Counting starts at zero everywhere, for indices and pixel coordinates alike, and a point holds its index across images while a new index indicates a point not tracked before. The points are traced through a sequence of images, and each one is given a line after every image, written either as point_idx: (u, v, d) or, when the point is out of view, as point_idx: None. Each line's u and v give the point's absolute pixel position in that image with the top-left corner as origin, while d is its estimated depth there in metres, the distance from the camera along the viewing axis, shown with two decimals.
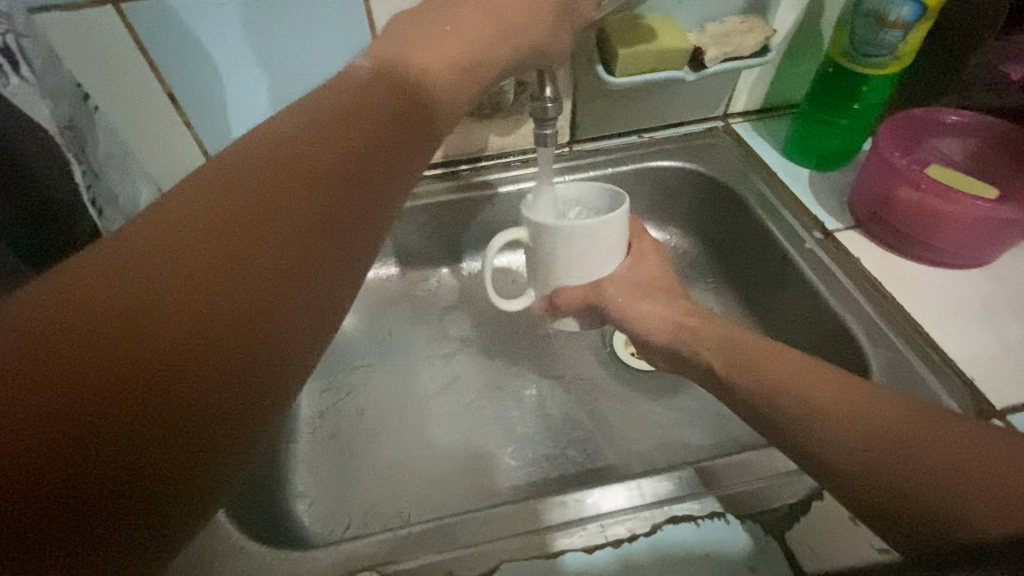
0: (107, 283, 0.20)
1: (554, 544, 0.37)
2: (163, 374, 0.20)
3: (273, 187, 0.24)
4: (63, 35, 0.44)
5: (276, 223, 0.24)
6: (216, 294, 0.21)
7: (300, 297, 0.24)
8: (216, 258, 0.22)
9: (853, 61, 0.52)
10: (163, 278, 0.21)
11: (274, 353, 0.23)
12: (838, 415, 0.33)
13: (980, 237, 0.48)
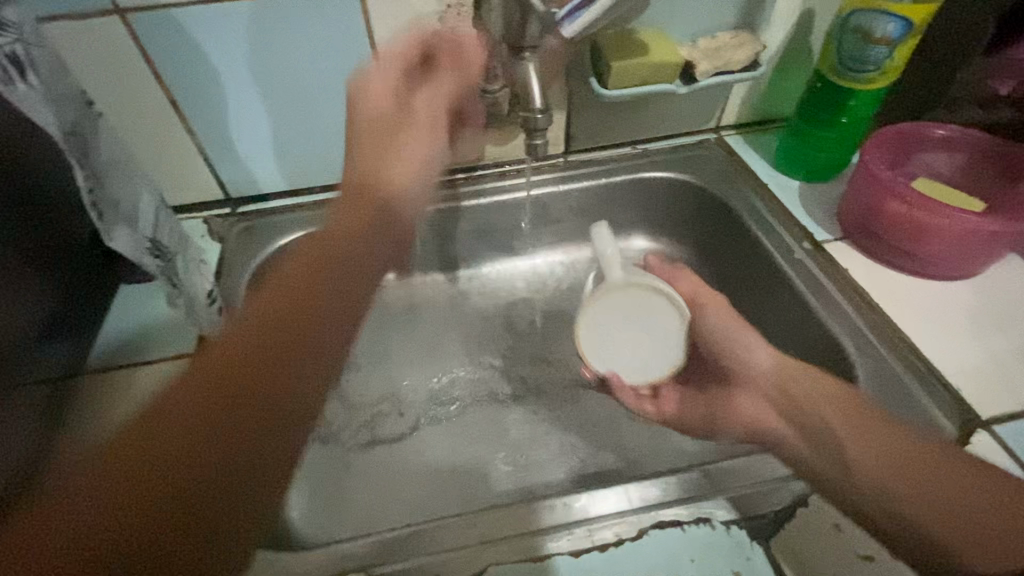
0: (170, 423, 0.29)
1: (542, 547, 0.37)
2: (225, 480, 0.28)
3: (292, 320, 0.33)
4: (70, 44, 0.46)
5: (278, 361, 0.32)
6: (223, 432, 0.29)
7: (274, 421, 0.30)
8: (229, 405, 0.30)
9: (842, 75, 0.53)
10: (207, 416, 0.29)
11: (241, 481, 0.29)
12: (860, 446, 0.37)
13: (967, 249, 0.49)
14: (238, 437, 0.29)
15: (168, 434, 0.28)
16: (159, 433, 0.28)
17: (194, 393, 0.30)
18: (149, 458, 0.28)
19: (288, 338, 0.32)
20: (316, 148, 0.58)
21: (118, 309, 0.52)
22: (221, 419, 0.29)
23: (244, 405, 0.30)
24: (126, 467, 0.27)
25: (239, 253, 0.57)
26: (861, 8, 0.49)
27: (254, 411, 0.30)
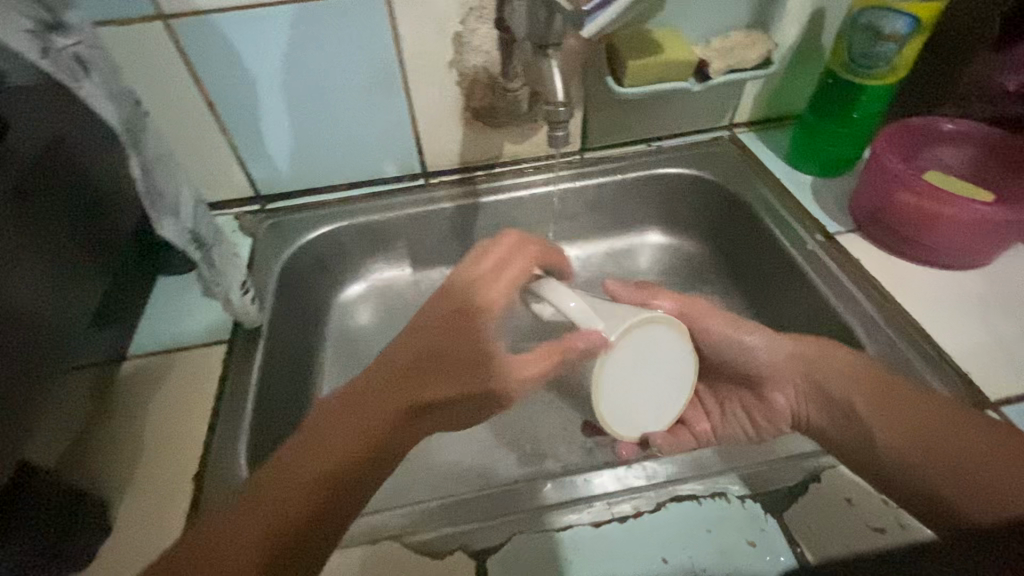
0: (209, 555, 0.32)
1: (562, 519, 0.39)
2: None
3: (324, 475, 0.35)
4: (118, 47, 0.49)
5: (363, 471, 0.36)
6: (269, 559, 0.32)
7: (356, 497, 0.36)
8: (271, 531, 0.33)
9: (853, 72, 0.54)
10: (231, 563, 0.31)
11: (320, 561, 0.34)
12: (890, 422, 0.39)
13: (978, 239, 0.50)
14: (397, 450, 0.39)
15: (286, 478, 0.34)
16: (300, 459, 0.35)
17: (385, 422, 0.38)
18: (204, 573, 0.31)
19: (427, 392, 0.39)
20: (342, 147, 0.60)
21: (157, 299, 0.55)
22: (332, 468, 0.35)
23: (397, 418, 0.38)
24: (283, 488, 0.34)
25: (269, 246, 0.59)
26: (872, 7, 0.50)
27: (394, 447, 0.38)
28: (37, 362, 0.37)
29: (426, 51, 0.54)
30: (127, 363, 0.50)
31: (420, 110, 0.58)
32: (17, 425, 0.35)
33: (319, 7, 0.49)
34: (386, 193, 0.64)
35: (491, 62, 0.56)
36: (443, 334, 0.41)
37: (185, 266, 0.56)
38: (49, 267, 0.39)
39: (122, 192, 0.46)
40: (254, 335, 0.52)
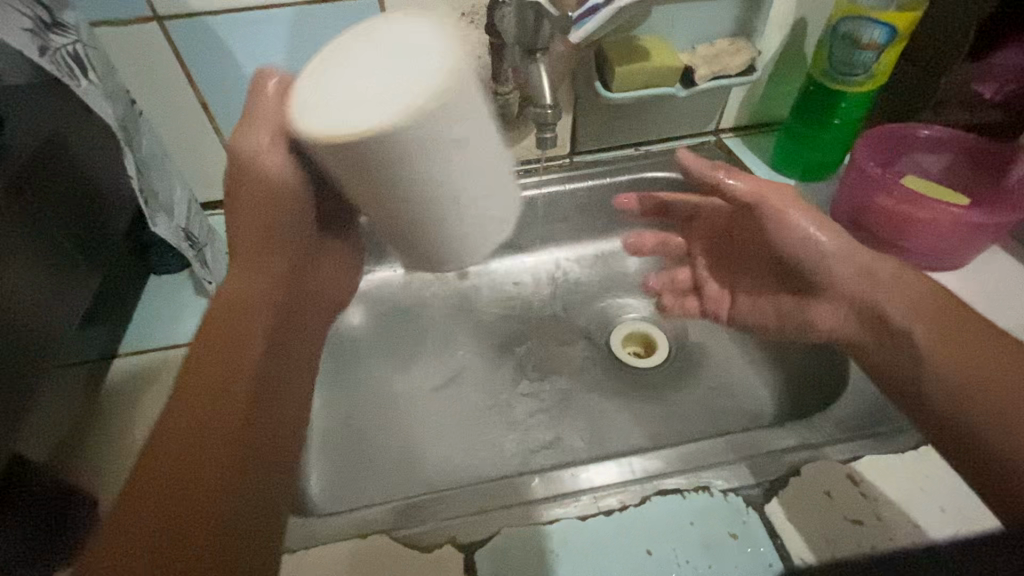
0: (157, 456, 0.32)
1: (550, 512, 0.40)
2: (203, 465, 0.32)
3: (223, 339, 0.38)
4: (113, 46, 0.49)
5: (251, 323, 0.39)
6: (206, 415, 0.34)
7: (265, 353, 0.39)
8: (201, 403, 0.34)
9: (833, 79, 0.56)
10: (178, 444, 0.33)
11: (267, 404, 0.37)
12: (945, 370, 0.39)
13: (953, 241, 0.52)
14: (276, 323, 0.42)
15: (217, 360, 0.36)
16: (224, 326, 0.38)
17: (259, 291, 0.41)
18: (150, 475, 0.31)
19: (275, 271, 0.43)
20: None
21: (149, 297, 0.55)
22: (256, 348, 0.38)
23: (265, 287, 0.42)
24: (218, 349, 0.37)
25: None
26: (850, 16, 0.52)
27: (270, 317, 0.41)
28: (29, 359, 0.37)
29: None
30: (118, 361, 0.50)
31: None
32: (6, 421, 0.35)
33: (315, 10, 0.50)
34: None
35: (483, 66, 0.57)
36: (252, 197, 0.41)
37: (177, 265, 0.56)
38: (43, 265, 0.39)
39: (116, 191, 0.47)
40: None
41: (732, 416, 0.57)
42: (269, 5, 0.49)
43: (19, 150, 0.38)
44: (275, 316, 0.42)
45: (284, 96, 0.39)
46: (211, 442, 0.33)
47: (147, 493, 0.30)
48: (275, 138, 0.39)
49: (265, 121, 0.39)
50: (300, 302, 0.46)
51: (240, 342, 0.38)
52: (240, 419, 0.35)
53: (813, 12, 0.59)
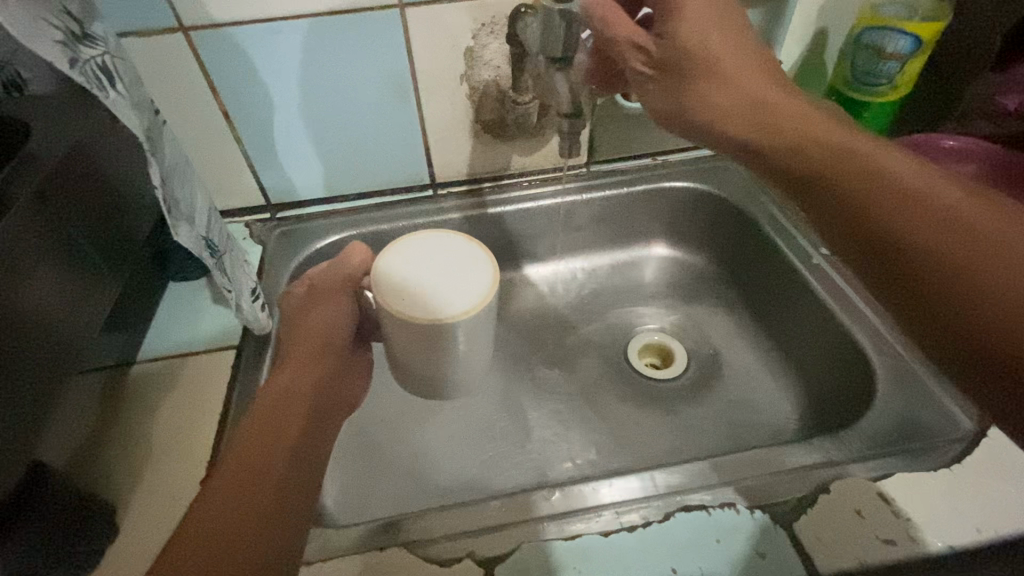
0: (213, 496, 0.33)
1: (572, 528, 0.39)
2: (240, 508, 0.33)
3: (282, 402, 0.40)
4: (141, 56, 0.50)
5: (303, 396, 0.41)
6: (258, 467, 0.35)
7: (307, 420, 0.40)
8: (253, 455, 0.36)
9: (856, 88, 0.55)
10: (231, 486, 0.34)
11: (303, 461, 0.38)
12: (791, 147, 0.37)
13: None
14: (314, 425, 0.41)
15: (268, 432, 0.37)
16: (277, 407, 0.39)
17: (297, 388, 0.41)
18: (203, 507, 0.33)
19: (316, 368, 0.43)
20: (354, 157, 0.61)
21: (167, 305, 0.55)
22: (296, 435, 0.38)
23: (304, 383, 0.42)
24: (276, 411, 0.39)
25: (280, 255, 0.60)
26: (874, 26, 0.51)
27: (326, 391, 0.43)
28: (52, 366, 0.37)
29: (438, 65, 0.55)
30: (137, 368, 0.50)
31: (431, 122, 0.60)
32: (27, 428, 0.35)
33: (338, 22, 0.51)
34: (397, 204, 0.65)
35: (502, 76, 0.57)
36: (327, 305, 0.44)
37: (196, 272, 0.57)
38: (65, 275, 0.39)
39: (137, 199, 0.47)
40: (263, 342, 0.52)
41: (755, 430, 0.56)
42: (293, 15, 0.50)
43: (45, 159, 0.39)
44: (312, 410, 0.41)
45: (312, 295, 0.45)
46: (261, 480, 0.34)
47: (203, 526, 0.31)
48: (341, 287, 0.44)
49: (332, 280, 0.44)
50: (336, 412, 0.44)
51: (279, 425, 0.38)
52: (284, 481, 0.35)
53: (834, 23, 0.58)
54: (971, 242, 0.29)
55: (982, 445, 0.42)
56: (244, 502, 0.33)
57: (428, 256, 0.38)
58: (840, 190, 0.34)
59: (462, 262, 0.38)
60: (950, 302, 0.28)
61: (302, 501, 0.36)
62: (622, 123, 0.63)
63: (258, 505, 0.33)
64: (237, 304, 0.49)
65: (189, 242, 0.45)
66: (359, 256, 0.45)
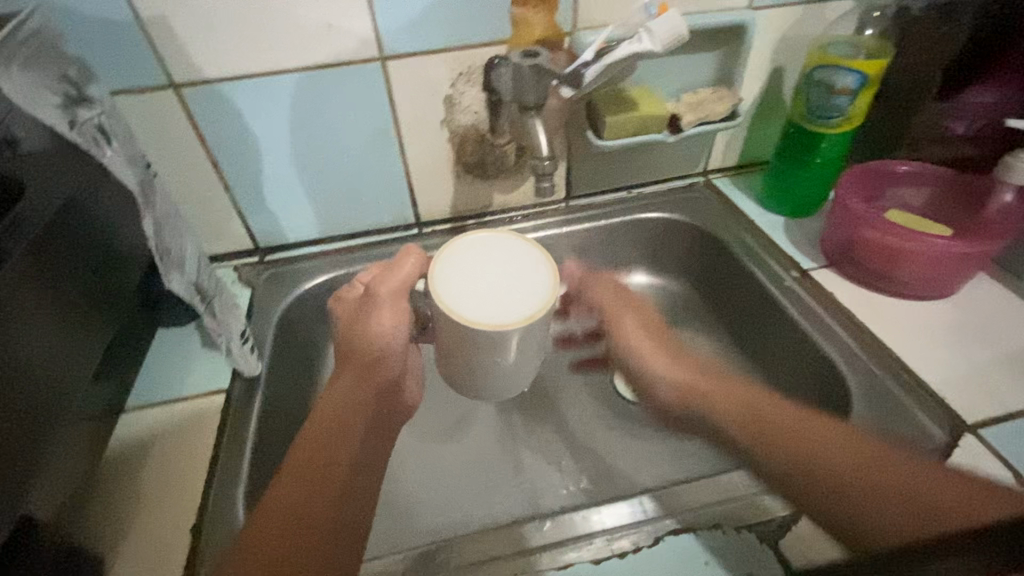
0: (289, 488, 0.38)
1: (564, 557, 0.39)
2: (312, 500, 0.38)
3: (349, 405, 0.45)
4: (133, 113, 0.52)
5: (362, 403, 0.46)
6: (326, 468, 0.40)
7: (365, 425, 0.46)
8: (321, 455, 0.41)
9: (812, 122, 0.59)
10: (305, 479, 0.39)
11: (357, 468, 0.43)
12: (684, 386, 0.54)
13: (946, 269, 0.54)
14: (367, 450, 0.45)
15: (332, 436, 0.42)
16: (342, 410, 0.44)
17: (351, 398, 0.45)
18: (282, 494, 0.38)
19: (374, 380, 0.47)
20: (342, 200, 0.63)
21: (156, 352, 0.56)
22: (353, 442, 0.43)
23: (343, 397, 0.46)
24: (341, 412, 0.44)
25: (269, 297, 0.61)
26: (823, 65, 0.55)
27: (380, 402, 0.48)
28: (40, 420, 0.37)
29: (420, 111, 0.58)
30: (126, 418, 0.50)
31: (414, 165, 0.62)
32: (16, 483, 0.35)
33: (324, 75, 0.53)
34: (382, 243, 0.67)
35: (480, 120, 0.60)
36: (374, 318, 0.47)
37: (186, 317, 0.57)
38: (57, 327, 0.40)
39: (127, 248, 0.48)
40: (253, 384, 0.53)
41: None
42: (279, 70, 0.52)
43: (39, 215, 0.40)
44: (370, 415, 0.46)
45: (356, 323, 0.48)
46: (328, 477, 0.40)
47: (283, 512, 0.37)
48: (398, 294, 0.48)
49: (392, 284, 0.48)
50: (383, 436, 0.49)
51: (340, 437, 0.43)
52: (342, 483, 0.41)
53: (788, 63, 0.63)
54: (851, 488, 0.40)
55: (955, 455, 0.44)
56: (309, 500, 0.38)
57: (517, 264, 0.40)
58: (775, 452, 0.44)
59: (515, 299, 0.38)
60: (862, 539, 0.38)
61: (353, 502, 0.42)
62: (597, 160, 0.66)
63: (324, 499, 0.39)
64: (229, 350, 0.51)
65: (178, 292, 0.47)
66: (415, 259, 0.49)
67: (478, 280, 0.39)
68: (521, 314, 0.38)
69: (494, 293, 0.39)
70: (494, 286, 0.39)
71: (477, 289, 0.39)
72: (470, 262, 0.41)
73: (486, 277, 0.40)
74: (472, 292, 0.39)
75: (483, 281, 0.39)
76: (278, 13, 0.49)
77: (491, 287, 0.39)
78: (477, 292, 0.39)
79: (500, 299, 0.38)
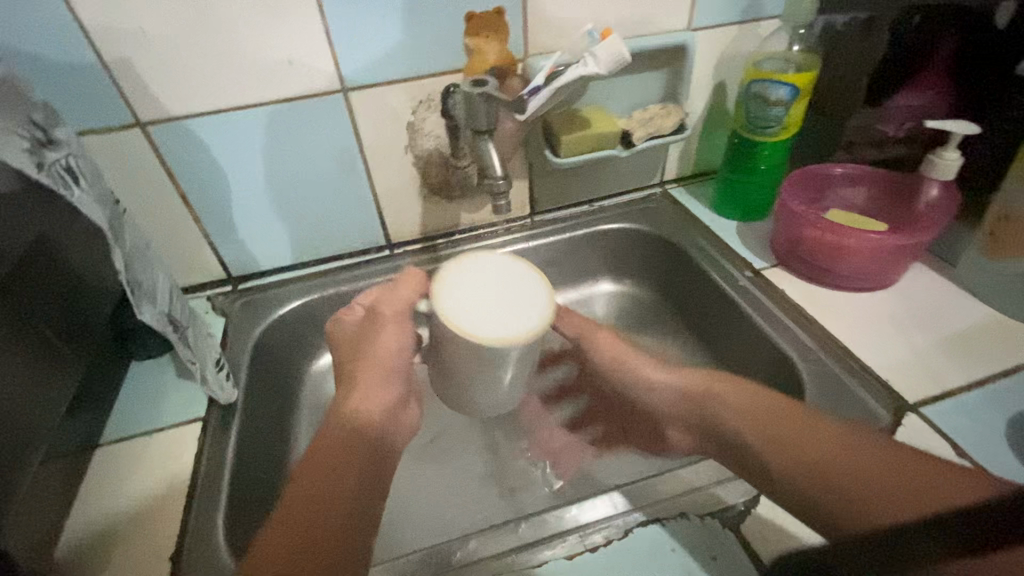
0: (277, 532, 0.39)
1: (538, 556, 0.41)
2: (302, 539, 0.38)
3: (343, 444, 0.46)
4: (100, 152, 0.53)
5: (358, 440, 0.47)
6: (316, 507, 0.41)
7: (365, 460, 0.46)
8: (311, 494, 0.41)
9: (753, 131, 0.63)
10: (293, 522, 0.39)
11: (357, 499, 0.43)
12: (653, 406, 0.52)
13: (882, 262, 0.58)
14: (363, 488, 0.44)
15: (322, 469, 0.43)
16: (334, 447, 0.45)
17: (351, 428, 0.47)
18: (272, 539, 0.38)
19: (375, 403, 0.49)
20: (313, 227, 0.65)
21: (131, 385, 0.56)
22: (349, 477, 0.44)
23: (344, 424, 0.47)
24: (337, 448, 0.45)
25: (243, 324, 0.62)
26: (758, 79, 0.59)
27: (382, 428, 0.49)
28: (11, 457, 0.38)
29: (384, 138, 0.60)
30: (100, 453, 0.50)
31: (382, 189, 0.64)
32: None
33: (289, 108, 0.55)
34: (354, 266, 0.69)
35: (443, 144, 0.63)
36: (380, 342, 0.50)
37: (160, 349, 0.58)
38: (29, 363, 0.41)
39: (97, 284, 0.49)
40: (229, 411, 0.53)
41: None
42: (244, 105, 0.54)
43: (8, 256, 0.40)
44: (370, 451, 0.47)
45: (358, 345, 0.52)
46: (322, 514, 0.40)
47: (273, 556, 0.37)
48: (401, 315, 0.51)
49: (397, 306, 0.51)
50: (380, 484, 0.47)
51: (330, 480, 0.43)
52: (340, 518, 0.41)
53: (729, 79, 0.68)
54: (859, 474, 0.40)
55: (899, 433, 0.47)
56: (297, 541, 0.38)
57: (508, 279, 0.43)
58: (780, 466, 0.43)
59: (521, 307, 0.41)
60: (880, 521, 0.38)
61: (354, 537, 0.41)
62: (558, 176, 0.70)
63: (321, 537, 0.39)
64: (203, 378, 0.51)
65: (147, 321, 0.47)
66: (413, 284, 0.52)
67: (484, 299, 0.42)
68: (537, 318, 0.41)
69: (505, 307, 0.41)
70: (501, 303, 0.42)
71: (486, 309, 0.41)
72: (465, 289, 0.42)
73: (489, 296, 0.42)
74: (482, 314, 0.41)
75: (489, 300, 0.42)
76: (242, 51, 0.51)
77: (499, 302, 0.42)
78: (489, 313, 0.41)
79: (511, 310, 0.41)
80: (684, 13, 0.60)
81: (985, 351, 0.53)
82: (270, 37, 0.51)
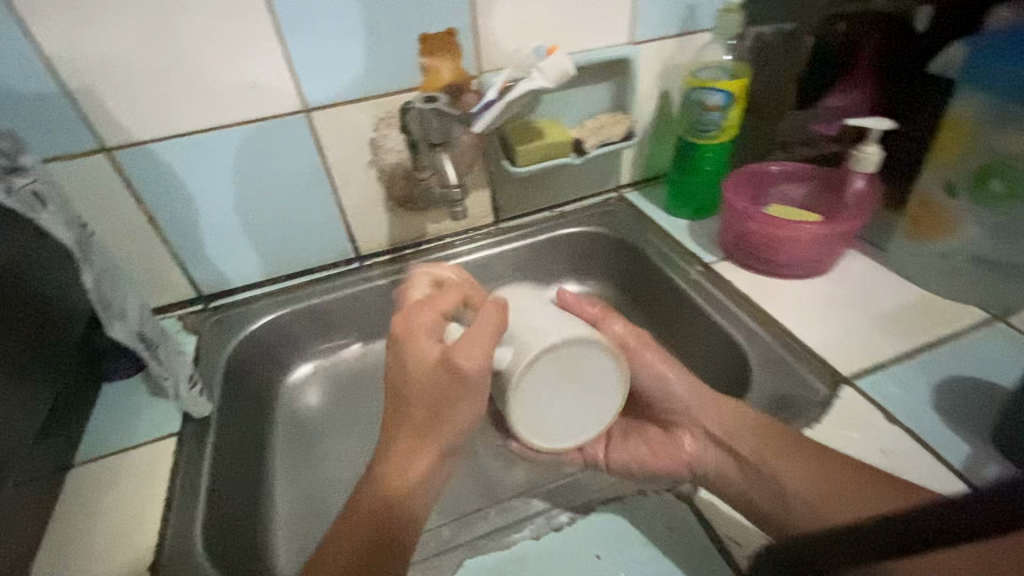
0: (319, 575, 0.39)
1: (508, 539, 0.43)
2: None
3: (407, 460, 0.43)
4: (65, 178, 0.54)
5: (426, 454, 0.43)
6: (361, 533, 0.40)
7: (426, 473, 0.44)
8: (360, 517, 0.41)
9: (695, 135, 0.68)
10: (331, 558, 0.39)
11: (405, 523, 0.42)
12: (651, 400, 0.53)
13: (818, 250, 0.63)
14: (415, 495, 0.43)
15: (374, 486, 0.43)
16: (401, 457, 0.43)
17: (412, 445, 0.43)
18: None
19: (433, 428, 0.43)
20: (282, 243, 0.67)
21: (103, 406, 0.56)
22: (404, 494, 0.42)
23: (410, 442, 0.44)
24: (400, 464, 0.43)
25: (215, 341, 0.63)
26: (695, 87, 0.64)
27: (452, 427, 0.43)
28: None
29: (347, 154, 0.63)
30: (74, 473, 0.51)
31: (348, 203, 0.67)
32: None
33: (253, 129, 0.58)
34: (325, 278, 0.70)
35: (405, 158, 0.66)
36: (453, 389, 0.42)
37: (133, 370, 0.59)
38: (8, 381, 0.42)
39: (67, 306, 0.50)
40: (203, 425, 0.54)
41: None
42: (208, 128, 0.56)
43: None
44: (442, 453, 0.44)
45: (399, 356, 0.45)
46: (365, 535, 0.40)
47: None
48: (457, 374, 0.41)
49: (469, 345, 0.41)
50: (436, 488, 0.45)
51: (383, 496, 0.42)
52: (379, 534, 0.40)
53: (672, 88, 0.72)
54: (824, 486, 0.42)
55: (836, 404, 0.51)
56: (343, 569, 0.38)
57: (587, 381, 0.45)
58: (781, 495, 0.44)
59: (589, 415, 0.47)
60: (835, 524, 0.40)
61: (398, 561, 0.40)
62: (518, 185, 0.73)
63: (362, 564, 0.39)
64: (177, 393, 0.53)
65: (119, 338, 0.49)
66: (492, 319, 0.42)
67: (561, 412, 0.46)
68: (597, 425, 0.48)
69: (575, 417, 0.46)
70: (572, 410, 0.46)
71: (559, 416, 0.46)
72: (543, 395, 0.45)
73: (565, 403, 0.45)
74: (553, 429, 0.46)
75: (565, 416, 0.46)
76: (205, 76, 0.53)
77: (572, 412, 0.46)
78: (559, 423, 0.46)
79: (580, 420, 0.47)
80: (624, 28, 0.65)
81: (912, 326, 0.58)
82: (232, 62, 0.53)
